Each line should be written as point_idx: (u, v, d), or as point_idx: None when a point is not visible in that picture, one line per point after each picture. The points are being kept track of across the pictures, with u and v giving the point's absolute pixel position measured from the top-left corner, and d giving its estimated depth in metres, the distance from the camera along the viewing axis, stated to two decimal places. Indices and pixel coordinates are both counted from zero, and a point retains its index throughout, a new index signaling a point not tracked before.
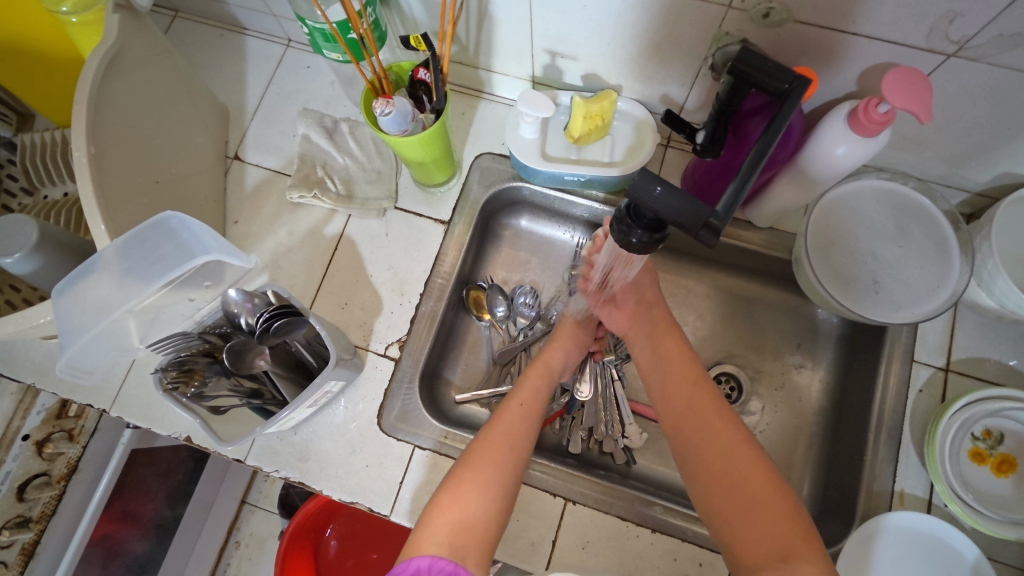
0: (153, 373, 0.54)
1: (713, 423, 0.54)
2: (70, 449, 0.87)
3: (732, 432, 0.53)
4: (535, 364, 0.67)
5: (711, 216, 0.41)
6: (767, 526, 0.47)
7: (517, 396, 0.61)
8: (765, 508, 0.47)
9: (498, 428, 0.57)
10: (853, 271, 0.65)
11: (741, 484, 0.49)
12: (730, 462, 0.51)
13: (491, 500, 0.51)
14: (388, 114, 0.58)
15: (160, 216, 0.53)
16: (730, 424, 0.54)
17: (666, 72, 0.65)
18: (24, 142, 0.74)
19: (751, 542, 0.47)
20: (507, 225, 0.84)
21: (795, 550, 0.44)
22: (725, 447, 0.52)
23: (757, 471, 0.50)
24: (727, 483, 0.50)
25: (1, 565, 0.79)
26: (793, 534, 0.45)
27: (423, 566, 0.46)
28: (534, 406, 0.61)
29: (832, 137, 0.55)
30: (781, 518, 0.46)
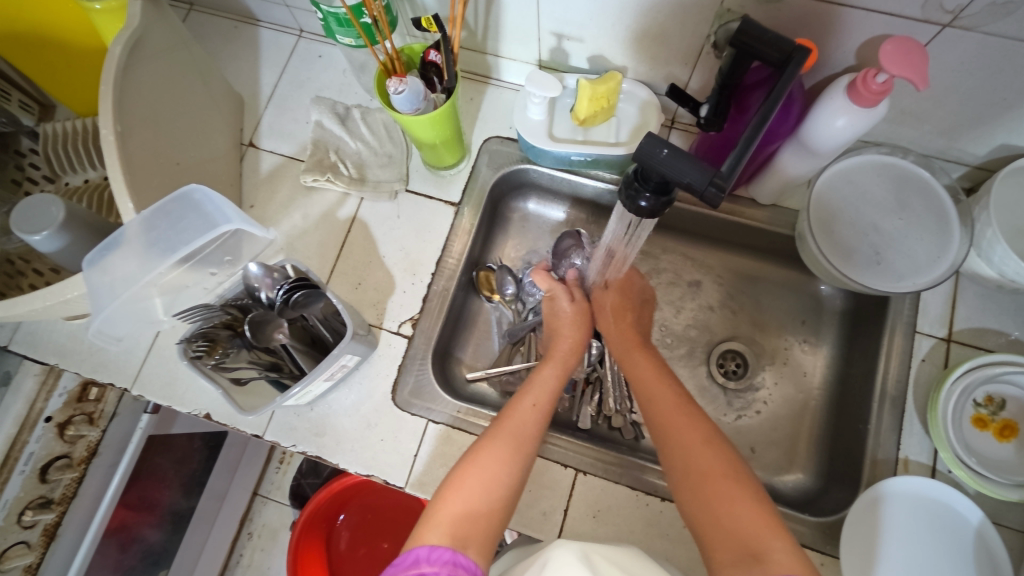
0: (177, 343, 0.56)
1: (682, 420, 0.55)
2: (91, 432, 0.88)
3: (695, 434, 0.54)
4: (551, 360, 0.65)
5: (717, 175, 0.43)
6: (733, 524, 0.47)
7: (529, 394, 0.60)
8: (726, 506, 0.48)
9: (509, 423, 0.56)
10: (856, 243, 0.67)
11: (705, 483, 0.50)
12: (692, 465, 0.52)
13: (496, 497, 0.51)
14: (401, 92, 0.60)
15: (184, 187, 0.54)
16: (692, 425, 0.55)
17: (670, 52, 0.67)
18: (47, 130, 0.76)
19: (720, 542, 0.47)
20: (515, 209, 0.86)
21: (762, 546, 0.45)
22: (688, 447, 0.53)
23: (720, 469, 0.51)
24: (693, 485, 0.51)
25: (24, 545, 0.81)
26: (762, 528, 0.46)
27: (423, 554, 0.45)
28: (546, 405, 0.59)
29: (833, 109, 0.56)
30: (745, 514, 0.47)
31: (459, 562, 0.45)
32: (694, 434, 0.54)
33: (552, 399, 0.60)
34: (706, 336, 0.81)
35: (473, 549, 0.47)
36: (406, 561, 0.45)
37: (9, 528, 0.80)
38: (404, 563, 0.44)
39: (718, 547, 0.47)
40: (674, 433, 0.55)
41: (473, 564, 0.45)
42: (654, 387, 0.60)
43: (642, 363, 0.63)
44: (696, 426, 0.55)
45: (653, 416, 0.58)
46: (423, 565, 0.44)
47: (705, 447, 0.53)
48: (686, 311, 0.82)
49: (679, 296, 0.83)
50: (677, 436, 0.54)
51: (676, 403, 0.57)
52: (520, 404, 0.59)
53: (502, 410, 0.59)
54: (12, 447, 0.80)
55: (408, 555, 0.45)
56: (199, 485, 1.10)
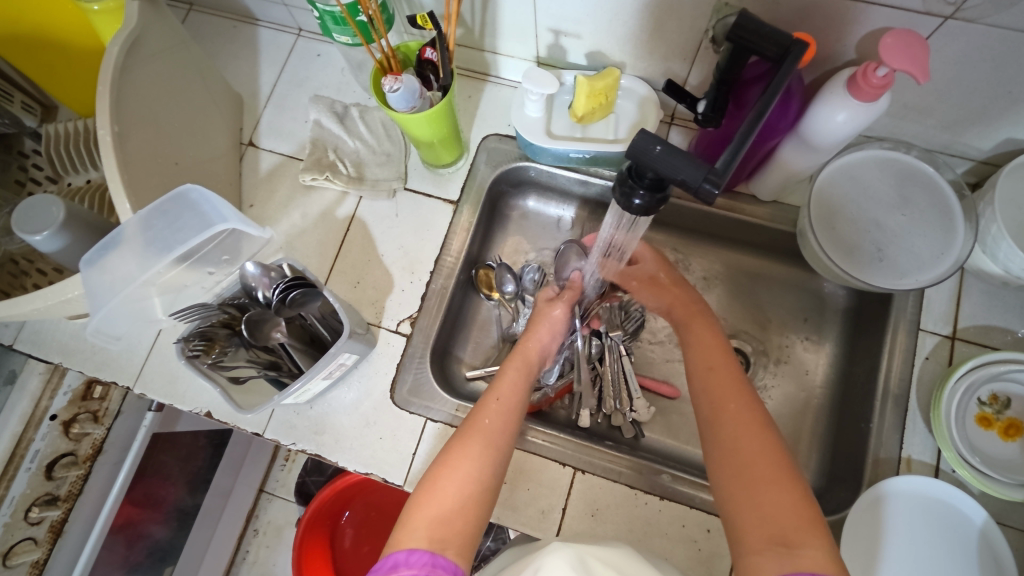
0: (175, 343, 0.56)
1: (732, 402, 0.55)
2: (96, 430, 0.89)
3: (746, 415, 0.53)
4: (515, 355, 0.66)
5: (711, 172, 0.42)
6: (769, 511, 0.47)
7: (494, 390, 0.60)
8: (767, 489, 0.48)
9: (475, 421, 0.56)
10: (858, 240, 0.66)
11: (747, 466, 0.50)
12: (738, 445, 0.51)
13: (467, 495, 0.51)
14: (396, 91, 0.59)
15: (180, 187, 0.54)
16: (746, 407, 0.54)
17: (668, 47, 0.66)
18: (48, 132, 0.77)
19: (751, 526, 0.47)
20: (514, 207, 0.85)
21: (795, 537, 0.44)
22: (738, 425, 0.53)
23: (766, 455, 0.50)
24: (735, 464, 0.51)
25: (31, 541, 0.82)
26: (799, 521, 0.45)
27: (401, 559, 0.45)
28: (512, 400, 0.59)
29: (833, 104, 0.56)
30: (785, 502, 0.47)
31: (438, 564, 0.45)
32: (748, 416, 0.53)
33: (519, 393, 0.60)
34: None
35: (451, 551, 0.47)
36: (385, 566, 0.45)
37: (16, 524, 0.81)
38: (382, 568, 0.45)
39: (749, 530, 0.47)
40: (723, 412, 0.54)
41: (452, 565, 0.46)
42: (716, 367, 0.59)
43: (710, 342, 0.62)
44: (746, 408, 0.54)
45: (703, 394, 0.57)
46: (402, 569, 0.44)
47: (754, 430, 0.52)
48: None
49: None
50: (728, 414, 0.54)
51: (733, 382, 0.56)
52: (484, 399, 0.59)
53: (470, 410, 0.59)
54: (18, 445, 0.81)
55: (386, 560, 0.45)
56: (204, 482, 1.12)
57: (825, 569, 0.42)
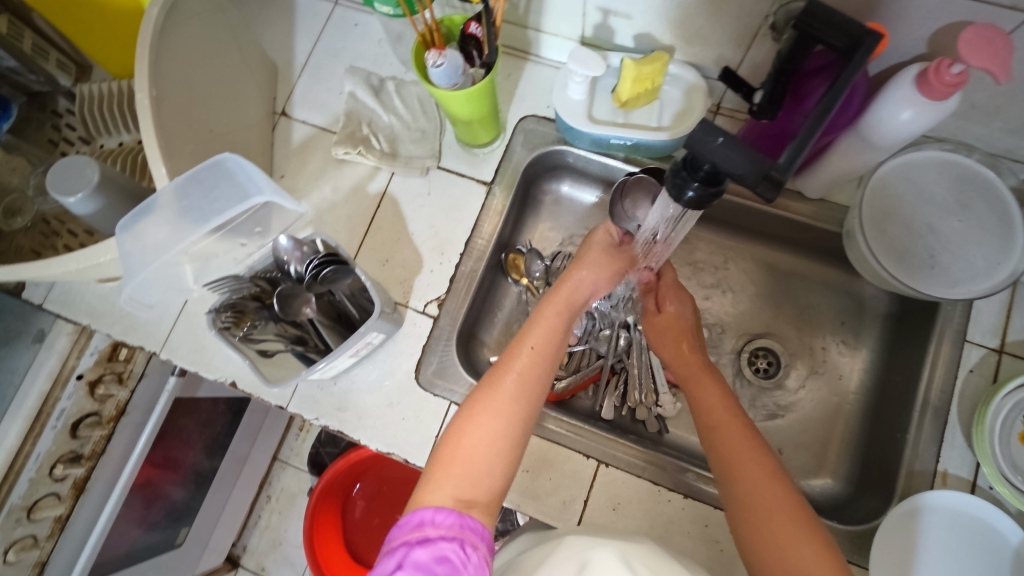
0: (206, 313, 0.56)
1: (741, 452, 0.52)
2: (120, 392, 0.89)
3: (761, 465, 0.51)
4: (556, 298, 0.59)
5: (772, 168, 0.40)
6: (795, 565, 0.46)
7: (528, 338, 0.56)
8: (792, 549, 0.46)
9: (503, 373, 0.53)
10: (910, 243, 0.63)
11: (764, 518, 0.48)
12: (751, 501, 0.50)
13: (495, 453, 0.50)
14: (439, 65, 0.57)
15: (216, 157, 0.53)
16: (755, 461, 0.52)
17: (723, 31, 0.63)
18: (83, 92, 0.76)
19: None
20: (547, 190, 0.83)
21: None
22: (754, 476, 0.51)
23: (785, 507, 0.49)
24: (754, 522, 0.49)
25: (55, 497, 0.83)
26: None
27: (426, 517, 0.45)
28: (546, 348, 0.55)
29: (898, 101, 0.53)
30: (811, 556, 0.45)
31: (466, 524, 0.45)
32: (758, 469, 0.51)
33: (554, 342, 0.56)
34: (737, 333, 0.78)
35: (480, 508, 0.47)
36: (411, 523, 0.45)
37: (41, 480, 0.81)
38: (409, 524, 0.44)
39: None
40: (735, 465, 0.52)
41: (479, 526, 0.45)
42: (718, 419, 0.56)
43: (709, 392, 0.59)
44: (758, 459, 0.52)
45: (712, 444, 0.55)
46: (428, 528, 0.44)
47: (769, 482, 0.50)
48: (718, 305, 0.80)
49: (713, 289, 0.80)
50: (741, 470, 0.51)
51: (740, 431, 0.54)
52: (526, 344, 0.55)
53: (499, 359, 0.55)
54: (45, 403, 0.81)
55: (412, 517, 0.45)
56: (220, 447, 1.13)
57: None
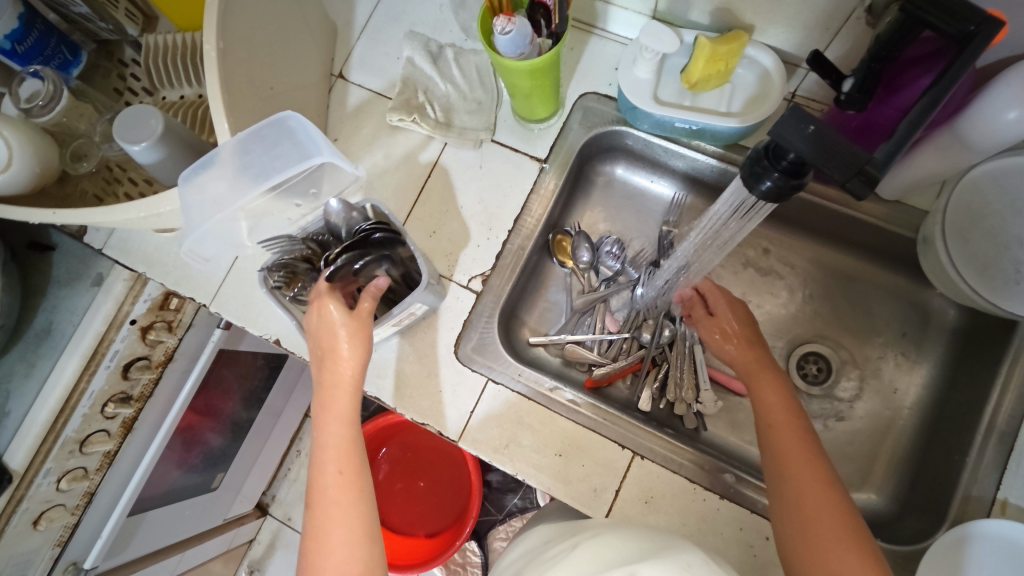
0: (260, 271, 0.57)
1: (794, 455, 0.52)
2: (169, 339, 0.92)
3: (815, 470, 0.51)
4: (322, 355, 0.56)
5: (868, 163, 0.37)
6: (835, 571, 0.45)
7: (327, 392, 0.55)
8: (838, 556, 0.45)
9: (331, 432, 0.55)
10: (994, 256, 0.58)
11: (811, 524, 0.48)
12: (801, 503, 0.49)
13: (361, 508, 0.52)
14: (507, 33, 0.55)
15: (280, 114, 0.53)
16: (810, 466, 0.51)
17: (812, 12, 0.59)
18: (149, 42, 0.77)
19: None
20: (600, 172, 0.81)
21: None
22: (804, 481, 0.50)
23: (833, 515, 0.48)
24: (801, 526, 0.48)
25: (106, 433, 0.88)
26: None
27: None
28: (341, 395, 0.56)
29: (1006, 99, 0.48)
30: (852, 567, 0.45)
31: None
32: (812, 472, 0.50)
33: (355, 383, 0.56)
34: (788, 334, 0.75)
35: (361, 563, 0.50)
36: None
37: (94, 417, 0.84)
38: None
39: None
40: (792, 467, 0.51)
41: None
42: (776, 420, 0.55)
43: (772, 394, 0.57)
44: (811, 464, 0.51)
45: (768, 445, 0.54)
46: None
47: (820, 487, 0.50)
48: (771, 304, 0.76)
49: (767, 287, 0.76)
50: (792, 473, 0.51)
51: (796, 434, 0.53)
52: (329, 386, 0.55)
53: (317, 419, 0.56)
54: (99, 343, 0.83)
55: None
56: (257, 399, 1.17)
57: None
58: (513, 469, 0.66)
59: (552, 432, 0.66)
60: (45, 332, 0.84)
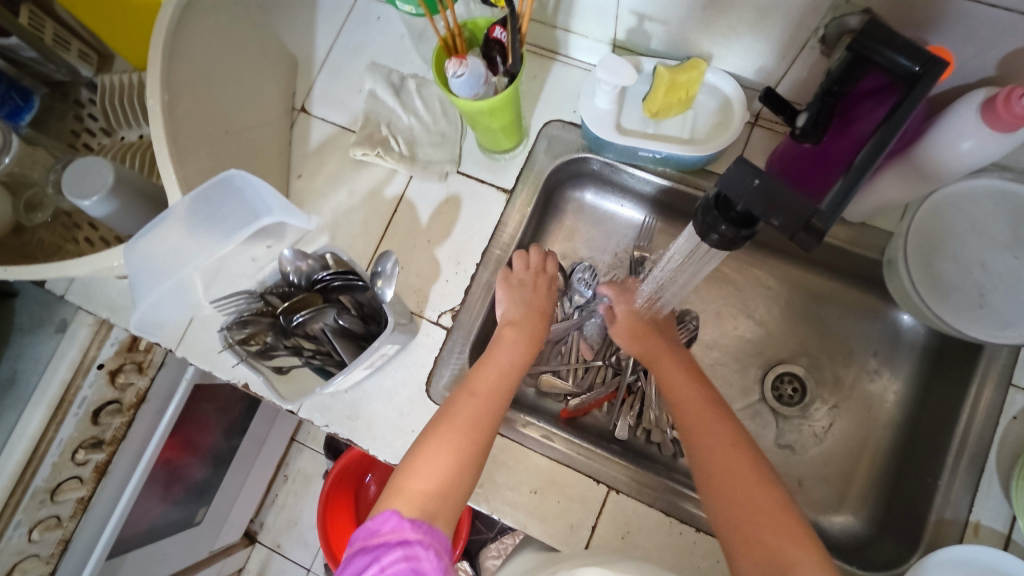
0: (221, 330, 0.57)
1: (710, 430, 0.55)
2: (139, 381, 0.90)
3: (731, 442, 0.54)
4: (530, 318, 0.68)
5: (813, 216, 0.37)
6: (762, 530, 0.48)
7: (485, 372, 0.61)
8: (761, 516, 0.49)
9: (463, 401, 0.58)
10: (955, 278, 0.58)
11: (733, 490, 0.51)
12: (721, 476, 0.52)
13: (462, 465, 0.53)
14: (460, 75, 0.54)
15: (222, 175, 0.51)
16: (727, 440, 0.54)
17: (770, 43, 0.59)
18: (104, 83, 0.75)
19: (744, 548, 0.48)
20: (569, 198, 0.80)
21: (788, 552, 0.46)
22: (722, 453, 0.53)
23: (752, 479, 0.51)
24: (724, 495, 0.51)
25: (77, 479, 0.85)
26: (786, 538, 0.47)
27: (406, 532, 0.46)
28: (501, 381, 0.60)
29: (959, 129, 0.48)
30: (773, 524, 0.48)
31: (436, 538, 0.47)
32: (727, 446, 0.54)
33: (510, 370, 0.62)
34: (762, 356, 0.75)
35: (441, 519, 0.49)
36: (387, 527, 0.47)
37: (63, 464, 0.82)
38: (385, 527, 0.47)
39: (744, 551, 0.48)
40: (715, 459, 0.53)
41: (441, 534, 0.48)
42: (691, 402, 0.59)
43: (685, 381, 0.61)
44: (728, 437, 0.55)
45: (687, 427, 0.57)
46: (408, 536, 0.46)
47: (738, 457, 0.53)
48: (744, 326, 0.76)
49: (739, 309, 0.76)
50: (711, 448, 0.54)
51: (711, 412, 0.57)
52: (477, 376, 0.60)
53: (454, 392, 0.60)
54: (66, 391, 0.81)
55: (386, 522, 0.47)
56: (240, 429, 1.16)
57: None
58: (488, 509, 0.65)
59: (527, 468, 0.66)
60: (11, 381, 0.83)
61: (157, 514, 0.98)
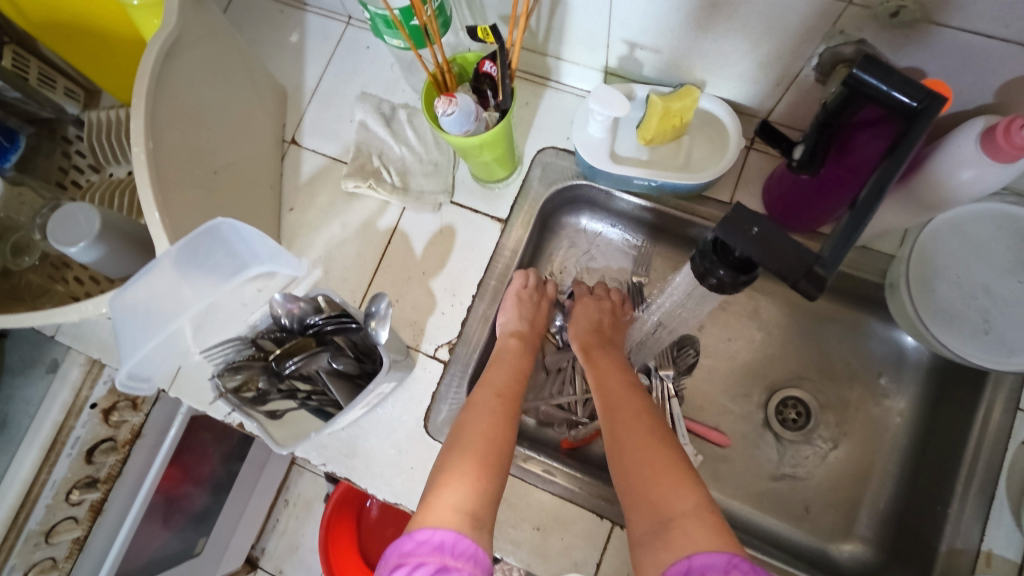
0: (211, 379, 0.56)
1: (621, 409, 0.57)
2: (134, 417, 0.88)
3: (638, 418, 0.56)
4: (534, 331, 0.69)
5: (815, 263, 0.37)
6: (654, 494, 0.49)
7: (492, 385, 0.60)
8: (652, 479, 0.50)
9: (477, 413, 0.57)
10: (959, 304, 0.57)
11: (633, 461, 0.52)
12: (625, 449, 0.53)
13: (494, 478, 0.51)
14: (450, 114, 0.54)
15: (209, 226, 0.50)
16: (635, 416, 0.56)
17: (763, 70, 0.58)
18: (91, 119, 0.74)
19: (639, 512, 0.49)
20: (565, 224, 0.79)
21: (673, 511, 0.47)
22: (629, 428, 0.55)
23: (652, 448, 0.52)
24: (626, 464, 0.52)
25: (73, 521, 0.83)
26: (675, 496, 0.48)
27: (448, 540, 0.44)
28: (510, 387, 0.61)
29: (959, 159, 0.48)
30: (665, 486, 0.49)
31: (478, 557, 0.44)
32: (637, 422, 0.55)
33: (518, 378, 0.62)
34: (765, 381, 0.74)
35: (484, 534, 0.46)
36: (428, 546, 0.43)
37: (57, 505, 0.80)
38: (429, 545, 0.43)
39: (638, 515, 0.49)
40: (616, 430, 0.56)
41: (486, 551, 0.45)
42: (608, 385, 0.61)
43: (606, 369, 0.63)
44: (637, 414, 0.56)
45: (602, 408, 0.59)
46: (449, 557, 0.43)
47: (642, 430, 0.54)
48: (745, 350, 0.75)
49: (740, 333, 0.75)
50: (621, 425, 0.56)
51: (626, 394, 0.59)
52: (485, 395, 0.59)
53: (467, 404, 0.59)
54: (59, 432, 0.80)
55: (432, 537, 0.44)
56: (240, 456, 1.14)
57: (700, 540, 0.44)
58: (490, 547, 0.64)
59: (529, 505, 0.64)
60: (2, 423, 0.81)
61: (159, 544, 0.93)
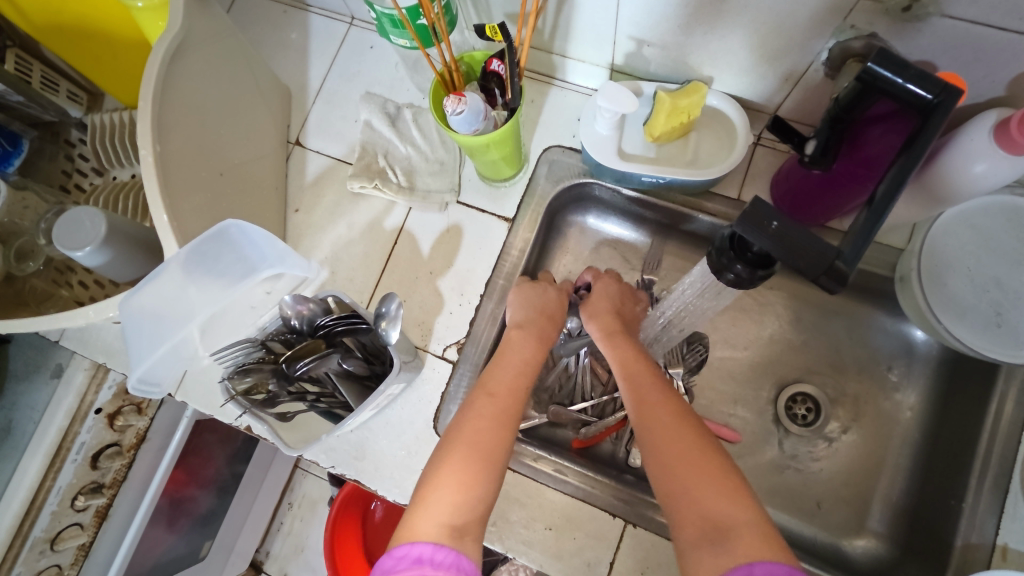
0: (221, 381, 0.56)
1: (650, 400, 0.53)
2: (138, 422, 0.87)
3: (670, 411, 0.52)
4: (544, 323, 0.65)
5: (836, 259, 0.37)
6: (700, 497, 0.45)
7: (489, 384, 0.57)
8: (697, 480, 0.46)
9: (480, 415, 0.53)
10: (971, 297, 0.57)
11: (672, 462, 0.48)
12: (662, 446, 0.49)
13: (488, 487, 0.49)
14: (459, 113, 0.54)
15: (218, 228, 0.50)
16: (666, 408, 0.52)
17: (770, 67, 0.58)
18: (95, 122, 0.74)
19: (685, 517, 0.45)
20: (572, 222, 0.79)
21: (728, 518, 0.43)
22: (662, 423, 0.51)
23: (691, 446, 0.48)
24: (666, 464, 0.48)
25: (77, 526, 0.81)
26: (727, 500, 0.44)
27: (425, 553, 0.43)
28: (517, 384, 0.57)
29: (971, 151, 0.48)
30: (711, 488, 0.45)
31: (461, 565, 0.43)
32: (669, 415, 0.51)
33: (527, 375, 0.59)
34: (774, 377, 0.73)
35: (468, 543, 0.45)
36: (406, 560, 0.43)
37: (63, 512, 0.79)
38: (406, 559, 0.43)
39: (686, 521, 0.45)
40: (645, 428, 0.52)
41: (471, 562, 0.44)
42: (636, 376, 0.56)
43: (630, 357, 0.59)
44: (668, 406, 0.52)
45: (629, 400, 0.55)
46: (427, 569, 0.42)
47: (677, 423, 0.51)
48: (754, 346, 0.74)
49: (748, 329, 0.75)
50: (654, 420, 0.51)
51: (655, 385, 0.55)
52: (477, 397, 0.56)
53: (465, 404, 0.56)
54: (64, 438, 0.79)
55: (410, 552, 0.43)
56: None
57: (761, 552, 0.41)
58: (502, 548, 0.63)
59: (541, 505, 0.64)
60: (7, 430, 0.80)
61: (165, 548, 0.91)
